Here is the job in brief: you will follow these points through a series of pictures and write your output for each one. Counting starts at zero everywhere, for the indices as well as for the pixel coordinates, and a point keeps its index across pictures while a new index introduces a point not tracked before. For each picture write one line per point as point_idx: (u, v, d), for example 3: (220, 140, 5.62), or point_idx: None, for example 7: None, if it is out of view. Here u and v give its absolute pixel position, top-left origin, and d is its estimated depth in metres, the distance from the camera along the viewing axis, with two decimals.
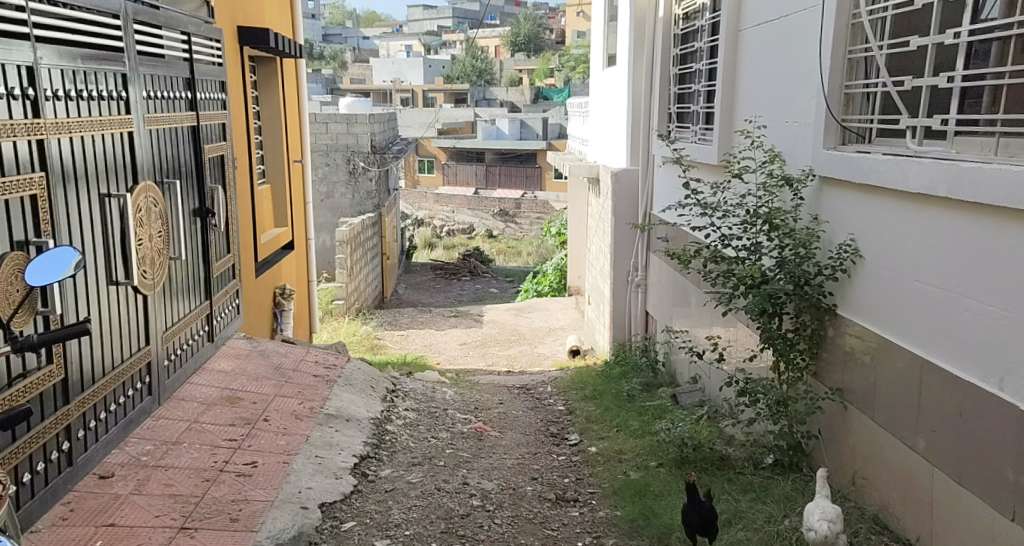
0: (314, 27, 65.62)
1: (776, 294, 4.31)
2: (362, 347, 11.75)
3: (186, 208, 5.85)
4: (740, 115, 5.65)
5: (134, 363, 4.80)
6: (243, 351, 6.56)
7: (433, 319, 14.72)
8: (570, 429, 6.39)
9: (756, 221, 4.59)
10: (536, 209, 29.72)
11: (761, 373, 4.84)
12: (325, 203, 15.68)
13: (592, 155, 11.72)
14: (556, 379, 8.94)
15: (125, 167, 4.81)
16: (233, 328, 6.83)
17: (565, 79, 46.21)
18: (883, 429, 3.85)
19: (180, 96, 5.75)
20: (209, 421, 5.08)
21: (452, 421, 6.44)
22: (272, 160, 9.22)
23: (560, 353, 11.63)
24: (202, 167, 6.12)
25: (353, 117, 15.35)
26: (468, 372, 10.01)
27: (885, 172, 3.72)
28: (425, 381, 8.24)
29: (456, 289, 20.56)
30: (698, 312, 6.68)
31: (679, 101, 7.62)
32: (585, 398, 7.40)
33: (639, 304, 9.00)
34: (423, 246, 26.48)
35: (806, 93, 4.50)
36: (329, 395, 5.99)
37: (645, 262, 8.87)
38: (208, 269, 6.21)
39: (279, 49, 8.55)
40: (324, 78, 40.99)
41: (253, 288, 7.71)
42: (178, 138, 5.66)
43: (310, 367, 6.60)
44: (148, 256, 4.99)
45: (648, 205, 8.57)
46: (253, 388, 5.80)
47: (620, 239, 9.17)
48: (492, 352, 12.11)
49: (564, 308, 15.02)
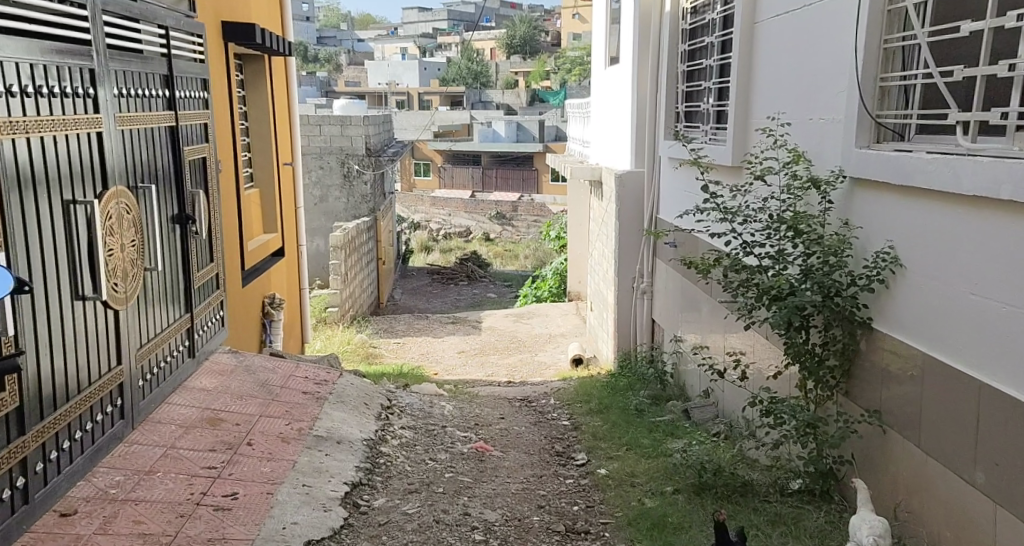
0: (308, 30, 65.20)
1: (804, 306, 3.92)
2: (357, 357, 11.35)
3: (163, 215, 5.45)
4: (757, 112, 5.26)
5: (104, 385, 4.44)
6: (227, 366, 6.17)
7: (430, 326, 14.32)
8: (576, 448, 6.01)
9: (780, 227, 4.19)
10: (534, 212, 29.32)
11: (786, 391, 4.45)
12: (319, 207, 15.24)
13: (594, 157, 11.35)
14: (560, 391, 8.55)
15: (94, 171, 4.43)
16: (217, 342, 6.44)
17: (562, 82, 45.86)
18: (931, 459, 3.48)
19: (156, 95, 5.37)
20: (187, 447, 4.70)
21: (451, 440, 6.05)
22: (261, 162, 8.86)
23: (562, 362, 11.23)
24: (181, 171, 5.73)
25: (347, 119, 15.07)
26: (467, 383, 9.61)
27: (933, 173, 3.34)
28: (422, 394, 7.85)
29: (454, 294, 20.16)
30: (712, 322, 6.31)
31: (687, 100, 7.25)
32: (590, 413, 7.01)
33: (645, 311, 8.63)
34: (419, 250, 26.08)
35: (835, 86, 4.10)
36: (320, 414, 5.60)
37: (651, 268, 8.49)
38: (188, 279, 5.81)
39: (267, 46, 8.17)
40: (319, 80, 40.60)
41: (240, 299, 7.33)
42: (154, 140, 5.27)
43: (299, 384, 6.20)
44: (119, 267, 4.61)
45: (654, 208, 8.19)
46: (237, 408, 5.41)
47: (624, 244, 8.79)
48: (492, 361, 11.71)
49: (564, 315, 14.62)
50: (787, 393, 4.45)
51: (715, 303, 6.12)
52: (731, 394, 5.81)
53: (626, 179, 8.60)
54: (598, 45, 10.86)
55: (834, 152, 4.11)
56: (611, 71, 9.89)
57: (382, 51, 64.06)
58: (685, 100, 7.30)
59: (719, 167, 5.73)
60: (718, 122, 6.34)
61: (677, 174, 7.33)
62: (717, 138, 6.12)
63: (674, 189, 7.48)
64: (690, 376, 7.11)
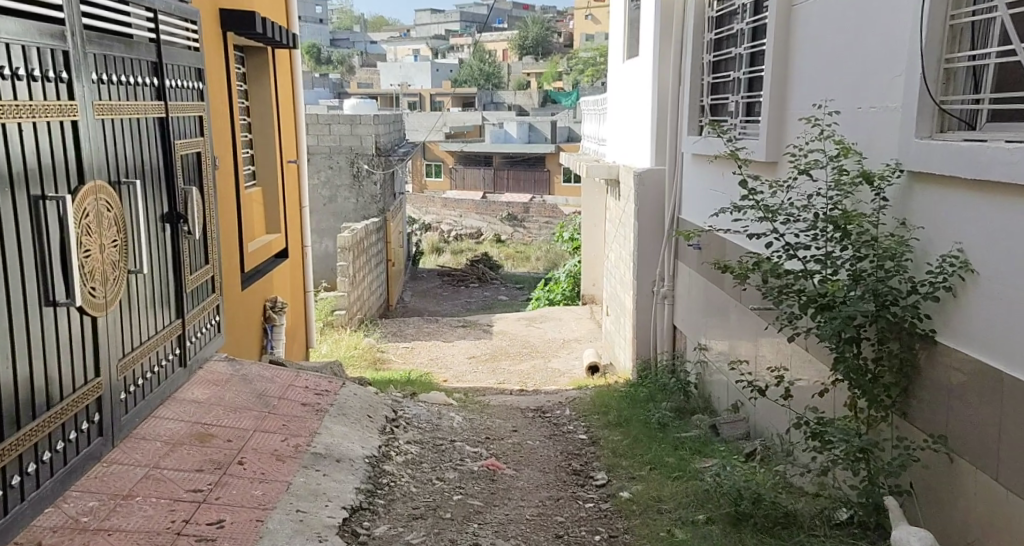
0: (321, 32, 65.14)
1: (857, 318, 3.47)
2: (363, 363, 10.96)
3: (151, 214, 5.06)
4: (796, 101, 4.81)
5: (80, 399, 4.07)
6: (222, 376, 5.76)
7: (440, 330, 13.91)
8: (595, 465, 5.58)
9: (827, 227, 3.74)
10: (545, 213, 28.87)
11: (834, 410, 4.01)
12: (328, 207, 14.85)
13: (611, 156, 10.92)
14: (576, 402, 8.10)
15: (67, 164, 4.04)
16: (213, 349, 6.05)
17: (575, 82, 45.38)
18: (1009, 493, 3.05)
19: (144, 84, 4.98)
20: (173, 467, 4.31)
21: (460, 456, 5.64)
22: (264, 160, 8.45)
23: (576, 369, 10.79)
24: (172, 166, 5.33)
25: (357, 118, 14.59)
26: (477, 392, 9.18)
27: (1016, 166, 2.92)
28: (430, 405, 7.45)
29: (465, 297, 19.78)
30: (741, 332, 5.87)
31: (713, 92, 6.87)
32: (609, 427, 6.58)
33: (665, 317, 8.18)
34: (430, 251, 25.70)
35: (890, 69, 3.66)
36: (319, 428, 5.20)
37: (672, 272, 8.06)
38: (179, 283, 5.42)
39: (269, 38, 7.79)
40: (331, 81, 40.32)
41: (239, 303, 6.94)
42: (141, 132, 4.89)
43: (299, 394, 5.79)
44: (97, 269, 4.23)
45: (676, 208, 7.77)
46: (231, 421, 5.01)
47: (644, 247, 8.37)
48: (503, 367, 11.30)
49: (579, 319, 14.20)
50: (835, 413, 4.02)
51: (748, 310, 5.68)
52: (766, 410, 5.36)
53: (646, 178, 8.18)
54: (616, 39, 10.44)
55: (890, 143, 3.67)
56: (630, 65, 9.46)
57: (394, 52, 63.79)
58: (710, 94, 6.92)
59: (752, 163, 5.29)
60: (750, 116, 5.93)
61: (704, 171, 6.93)
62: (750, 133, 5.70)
63: (699, 187, 7.06)
64: (717, 388, 6.67)
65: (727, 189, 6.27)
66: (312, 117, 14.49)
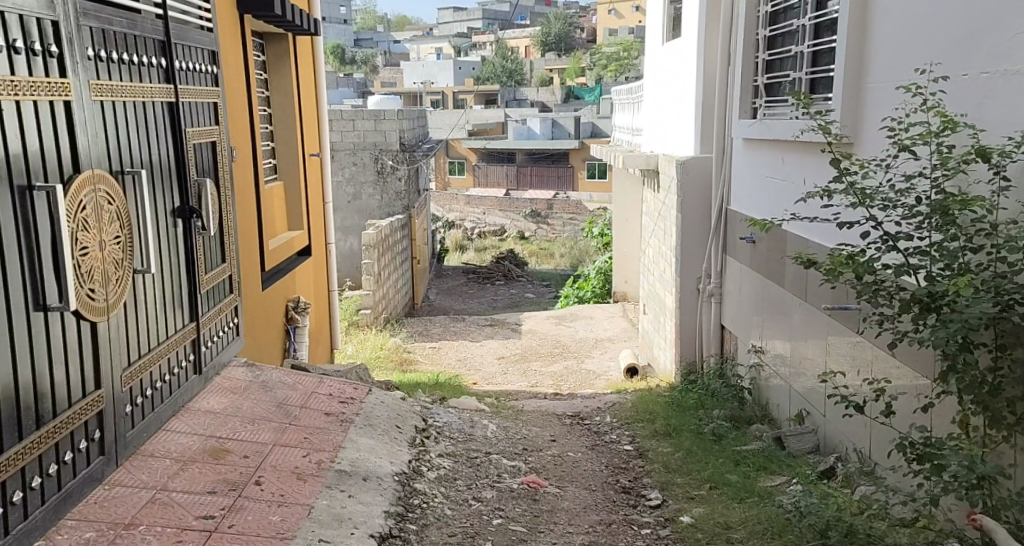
0: (343, 31, 65.13)
1: (980, 321, 2.97)
2: (390, 365, 10.53)
3: (162, 207, 4.62)
4: (879, 72, 4.54)
5: (79, 414, 3.63)
6: (240, 383, 5.31)
7: (467, 329, 13.44)
8: (647, 483, 5.11)
9: (936, 215, 3.24)
10: (570, 209, 28.29)
11: (944, 425, 3.54)
12: (353, 204, 14.42)
13: (648, 146, 10.49)
14: (617, 408, 7.61)
15: (59, 150, 3.60)
16: (231, 353, 5.62)
17: (598, 77, 44.72)
18: None
19: (151, 64, 4.56)
20: (182, 488, 3.85)
21: (498, 472, 5.15)
22: (285, 154, 8.02)
23: (612, 372, 10.28)
24: (186, 155, 4.91)
25: (382, 113, 14.11)
26: (510, 397, 8.70)
27: None
28: (461, 412, 6.99)
29: (491, 295, 19.32)
30: (813, 347, 5.52)
31: (767, 69, 6.74)
32: (659, 440, 6.08)
33: (713, 317, 7.85)
34: (454, 249, 25.31)
35: (1012, 25, 3.43)
36: (345, 442, 4.73)
37: (720, 268, 7.73)
38: (194, 282, 4.98)
39: (291, 23, 7.37)
40: (354, 79, 40.02)
41: (260, 304, 6.50)
42: (147, 118, 4.45)
43: (322, 403, 5.33)
44: (97, 268, 3.79)
45: (724, 198, 7.54)
46: (248, 435, 4.55)
47: (689, 242, 8.03)
48: (534, 369, 10.81)
49: (611, 318, 13.68)
50: (945, 429, 3.55)
51: (819, 310, 5.39)
52: (839, 424, 4.95)
53: (691, 167, 7.93)
54: (658, 23, 10.06)
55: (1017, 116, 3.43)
56: (676, 47, 9.06)
57: (416, 50, 63.41)
58: (765, 72, 6.76)
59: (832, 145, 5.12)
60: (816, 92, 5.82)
61: (758, 158, 6.70)
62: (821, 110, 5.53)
63: (753, 176, 6.83)
64: (778, 395, 6.25)
65: (792, 176, 5.99)
66: (336, 112, 14.06)
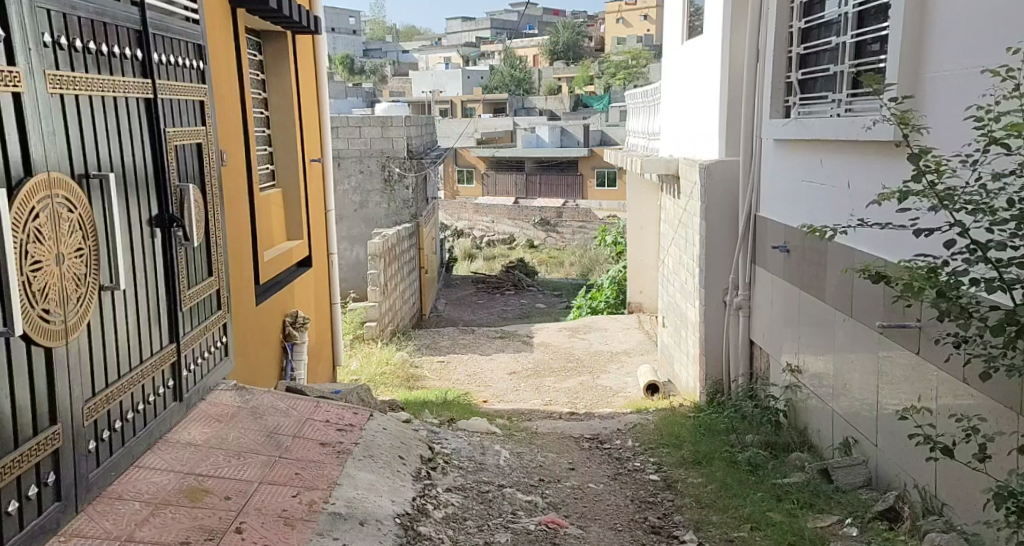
0: (352, 42, 65.03)
1: None
2: (396, 381, 10.04)
3: (136, 216, 4.12)
4: (942, 59, 4.11)
5: (26, 458, 3.13)
6: (228, 409, 4.81)
7: (477, 342, 12.93)
8: (679, 519, 4.73)
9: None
10: (579, 217, 27.81)
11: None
12: (359, 213, 13.93)
13: (666, 150, 10.02)
14: (640, 431, 7.11)
15: (4, 151, 3.11)
16: (220, 375, 5.13)
17: (607, 85, 44.25)
18: None
19: (125, 55, 4.07)
20: (150, 539, 3.35)
21: (512, 510, 4.64)
22: (285, 159, 7.52)
23: (630, 388, 9.78)
24: (167, 158, 4.41)
25: (388, 120, 13.69)
26: (523, 417, 8.20)
27: None
28: (470, 435, 6.48)
29: (500, 305, 18.83)
30: (862, 370, 5.09)
31: (802, 64, 6.33)
32: (688, 469, 5.67)
33: (741, 331, 7.43)
34: (463, 258, 24.86)
35: None
36: (341, 478, 4.22)
37: (749, 279, 7.31)
38: (175, 298, 4.48)
39: (290, 19, 6.89)
40: (362, 88, 39.59)
41: (252, 322, 6.01)
42: (118, 116, 3.95)
43: (318, 431, 4.83)
44: (50, 285, 3.29)
45: (753, 203, 7.13)
46: (231, 471, 4.05)
47: (715, 252, 7.62)
48: (547, 384, 10.31)
49: (626, 329, 13.16)
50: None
51: (870, 326, 4.94)
52: (895, 451, 4.53)
53: (715, 171, 7.50)
54: (677, 22, 9.60)
55: None
56: (698, 46, 8.60)
57: (424, 59, 63.12)
58: (799, 68, 6.36)
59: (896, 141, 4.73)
60: (861, 87, 5.46)
61: (794, 161, 6.27)
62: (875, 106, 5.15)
63: (788, 180, 6.40)
64: (817, 418, 5.83)
65: (834, 179, 5.56)
66: (342, 119, 13.58)
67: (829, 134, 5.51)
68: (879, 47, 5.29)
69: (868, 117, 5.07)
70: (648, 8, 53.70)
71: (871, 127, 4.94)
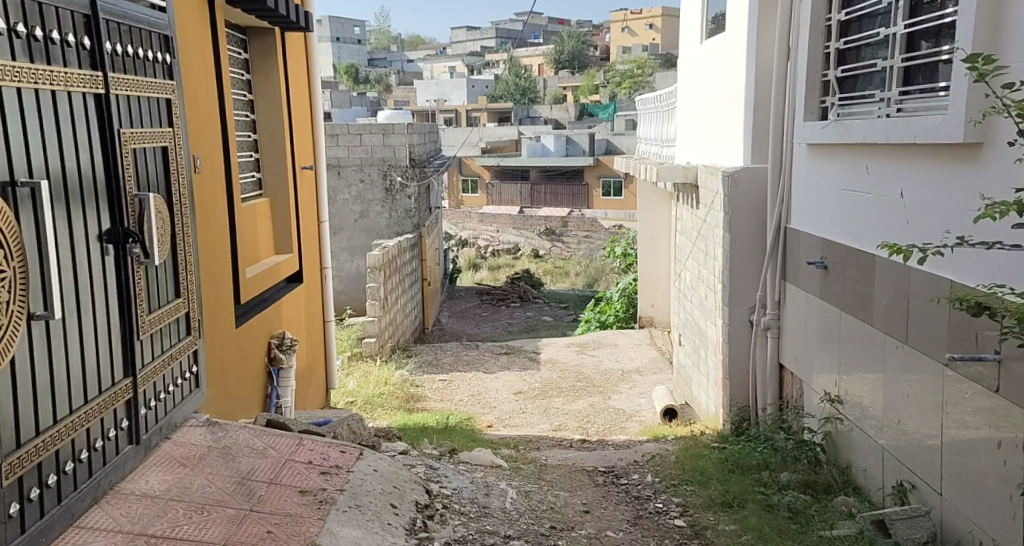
0: (357, 52, 64.78)
1: None
2: (395, 403, 9.46)
3: (80, 231, 3.51)
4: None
5: None
6: (196, 450, 4.17)
7: (481, 358, 12.30)
8: None
9: None
10: (585, 227, 27.26)
11: None
12: (359, 223, 13.34)
13: (683, 156, 9.43)
14: (660, 465, 6.52)
15: None
16: (191, 410, 4.50)
17: (612, 94, 43.70)
18: None
19: (68, 43, 3.48)
20: None
21: None
22: (271, 167, 6.86)
23: (644, 412, 9.18)
24: (122, 163, 3.80)
25: (390, 127, 13.10)
26: (530, 445, 7.58)
27: None
28: (472, 471, 5.88)
29: (506, 318, 18.23)
30: (925, 405, 4.53)
31: (843, 61, 5.76)
32: (719, 513, 5.21)
33: (769, 354, 6.84)
34: (467, 269, 24.32)
35: None
36: (320, 538, 3.63)
37: (779, 297, 6.73)
38: (130, 324, 3.84)
39: (278, 14, 6.28)
40: (367, 98, 39.12)
41: (232, 347, 5.37)
42: (56, 115, 3.37)
43: (299, 475, 4.21)
44: None
45: (784, 215, 6.56)
46: (191, 531, 3.45)
47: (740, 266, 7.02)
48: (555, 406, 9.72)
49: (638, 346, 12.53)
50: None
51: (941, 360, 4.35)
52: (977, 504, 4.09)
53: (740, 180, 6.91)
54: (696, 22, 9.01)
55: None
56: (720, 46, 8.01)
57: (429, 69, 62.73)
58: (838, 65, 5.81)
59: (966, 142, 4.16)
60: (913, 83, 4.90)
61: (834, 167, 5.70)
62: (933, 104, 4.58)
63: (826, 189, 5.83)
64: (862, 455, 5.32)
65: (884, 189, 4.98)
66: (342, 127, 13.01)
67: (878, 137, 4.94)
68: (930, 39, 4.72)
69: (925, 117, 4.50)
70: (652, 18, 53.31)
71: (934, 127, 4.37)
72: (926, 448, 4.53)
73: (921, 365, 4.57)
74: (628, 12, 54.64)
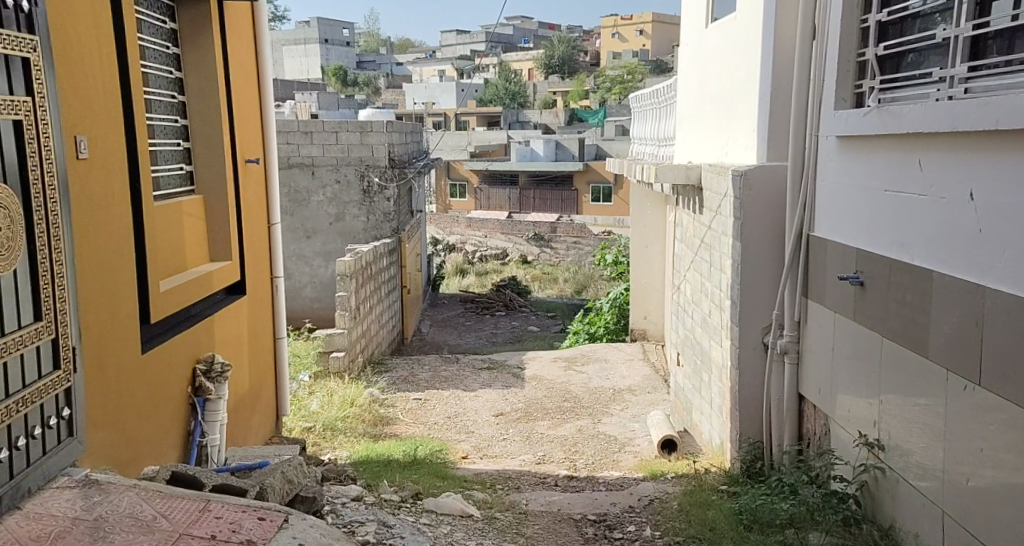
0: (345, 55, 63.65)
1: None
2: (361, 427, 8.41)
3: None
4: None
5: None
6: (55, 526, 3.15)
7: (460, 374, 11.24)
8: None
9: None
10: (573, 233, 26.26)
11: None
12: (334, 227, 12.27)
13: (684, 155, 8.45)
14: (660, 512, 5.54)
15: None
16: (63, 466, 3.48)
17: (602, 100, 42.81)
18: None
19: None
20: None
21: None
22: (206, 159, 5.83)
23: (640, 440, 8.18)
24: None
25: (368, 124, 12.00)
26: (509, 484, 6.54)
27: None
28: (435, 527, 4.85)
29: (490, 328, 17.20)
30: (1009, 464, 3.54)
31: (883, 36, 4.77)
32: None
33: (787, 384, 5.83)
34: (453, 275, 23.33)
35: None
36: None
37: (799, 316, 5.73)
38: None
39: None
40: (355, 99, 37.95)
41: (137, 378, 4.34)
42: None
43: None
44: None
45: (807, 221, 5.56)
46: None
47: (753, 280, 6.02)
48: (540, 430, 8.71)
49: (630, 362, 11.53)
50: None
51: None
52: None
53: (754, 179, 5.92)
54: (700, 7, 8.04)
55: None
56: (730, 31, 7.03)
57: (419, 73, 61.75)
58: (877, 41, 4.81)
59: None
60: (984, 57, 3.92)
61: (873, 163, 4.70)
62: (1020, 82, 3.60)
63: (862, 190, 4.85)
64: (909, 516, 4.34)
65: (949, 188, 3.98)
66: (317, 123, 11.93)
67: (941, 123, 3.94)
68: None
69: (1008, 96, 3.53)
70: (643, 24, 52.56)
71: None
72: (1013, 519, 3.54)
73: (1006, 414, 3.57)
74: (619, 17, 53.83)
